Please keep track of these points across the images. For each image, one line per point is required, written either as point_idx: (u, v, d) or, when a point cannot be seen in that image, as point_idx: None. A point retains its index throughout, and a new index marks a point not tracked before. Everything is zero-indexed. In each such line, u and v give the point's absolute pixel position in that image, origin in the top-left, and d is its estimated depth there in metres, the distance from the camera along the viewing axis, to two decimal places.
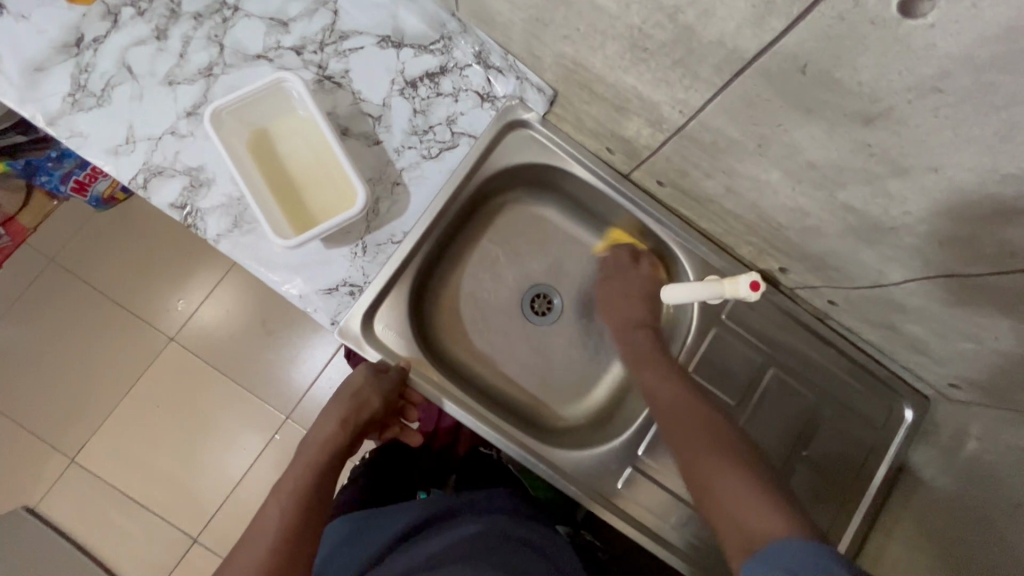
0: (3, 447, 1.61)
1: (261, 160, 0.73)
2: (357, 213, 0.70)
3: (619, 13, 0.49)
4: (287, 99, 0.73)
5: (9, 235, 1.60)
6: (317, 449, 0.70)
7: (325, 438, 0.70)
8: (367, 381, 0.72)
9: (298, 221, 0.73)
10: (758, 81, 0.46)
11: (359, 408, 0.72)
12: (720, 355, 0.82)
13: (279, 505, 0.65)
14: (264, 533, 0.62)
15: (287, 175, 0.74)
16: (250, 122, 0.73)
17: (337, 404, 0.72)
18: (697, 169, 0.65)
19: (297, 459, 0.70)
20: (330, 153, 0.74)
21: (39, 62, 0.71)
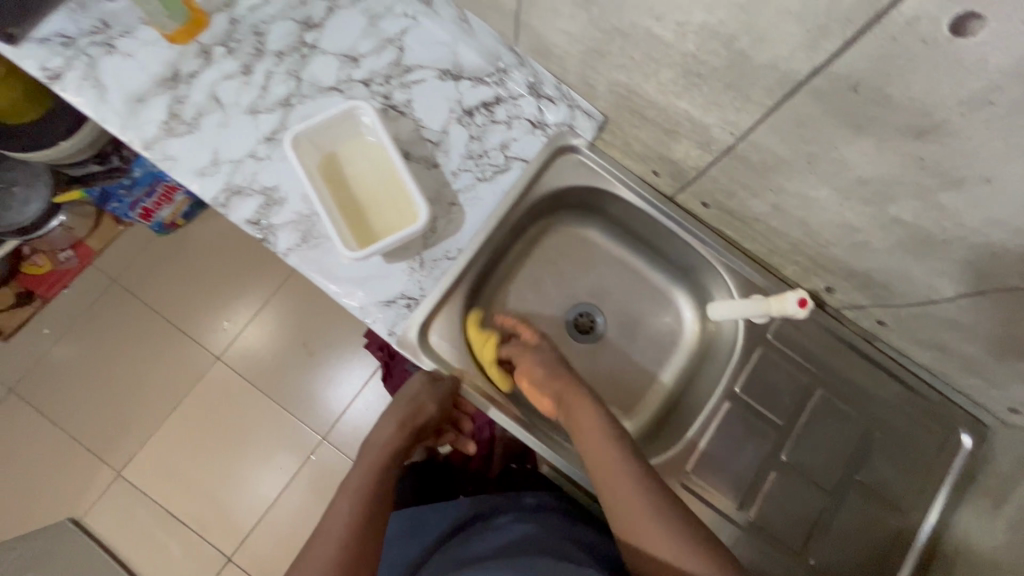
0: (53, 458, 1.67)
1: (332, 180, 0.80)
2: (418, 229, 0.75)
3: (675, 42, 0.53)
4: (358, 126, 0.80)
5: (78, 256, 1.73)
6: (379, 449, 0.76)
7: (386, 441, 0.76)
8: (426, 387, 0.78)
9: (362, 237, 0.78)
10: (810, 101, 0.49)
11: (418, 410, 0.77)
12: (768, 375, 0.81)
13: (347, 500, 0.69)
14: (335, 530, 0.66)
15: (355, 195, 0.80)
16: (323, 146, 0.80)
17: (396, 408, 0.78)
18: (744, 189, 0.67)
19: (360, 460, 0.75)
20: (393, 175, 0.80)
21: (139, 94, 0.80)
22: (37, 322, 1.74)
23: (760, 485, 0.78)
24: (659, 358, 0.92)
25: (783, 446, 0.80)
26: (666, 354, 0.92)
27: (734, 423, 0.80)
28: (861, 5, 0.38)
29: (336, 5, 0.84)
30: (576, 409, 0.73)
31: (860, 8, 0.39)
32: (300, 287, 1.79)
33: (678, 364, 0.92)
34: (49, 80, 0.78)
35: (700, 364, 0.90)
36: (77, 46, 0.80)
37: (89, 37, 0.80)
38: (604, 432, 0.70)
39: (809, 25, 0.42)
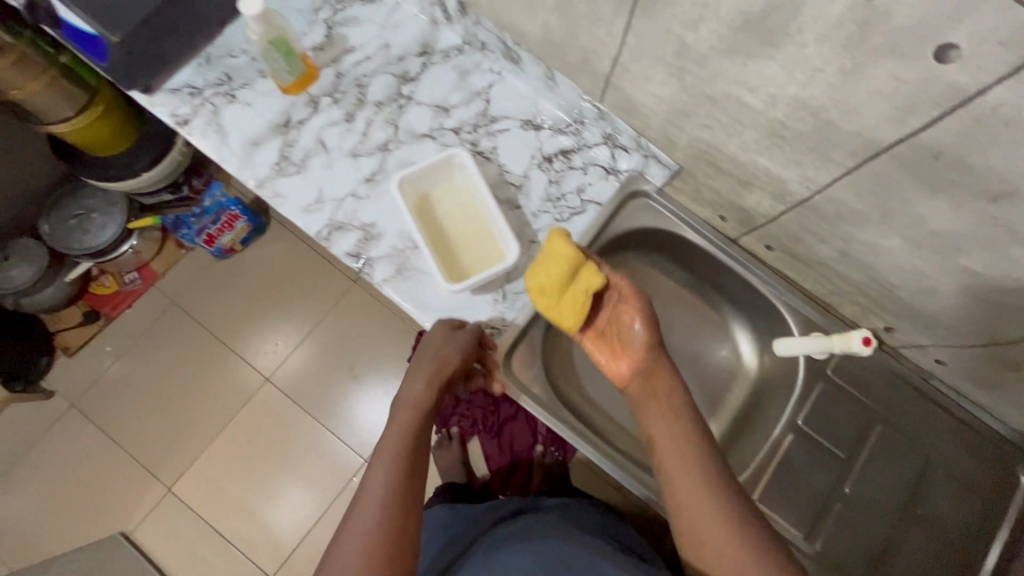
0: (108, 473, 1.73)
1: (427, 218, 0.88)
2: (507, 268, 0.82)
3: (765, 110, 0.60)
4: (452, 171, 0.88)
5: (142, 277, 1.83)
6: (409, 408, 0.73)
7: (416, 398, 0.74)
8: (447, 337, 0.78)
9: (452, 271, 0.86)
10: (891, 165, 0.55)
11: (445, 363, 0.76)
12: (829, 410, 0.85)
13: (384, 461, 0.66)
14: (376, 491, 0.63)
15: (448, 233, 0.88)
16: (420, 188, 0.88)
17: (423, 364, 0.76)
18: (813, 236, 0.73)
19: (391, 420, 0.72)
20: (482, 216, 0.88)
21: (255, 139, 0.89)
22: (99, 340, 1.82)
23: (823, 516, 0.82)
24: (719, 390, 0.97)
25: (845, 478, 0.83)
26: (724, 386, 0.97)
27: (796, 455, 0.84)
28: (949, 92, 0.45)
29: (429, 61, 0.93)
30: (660, 382, 0.71)
31: (949, 94, 0.45)
32: (348, 313, 1.86)
33: (737, 396, 0.96)
34: (178, 125, 0.88)
35: (758, 396, 0.94)
36: (203, 95, 0.90)
37: (214, 88, 0.90)
38: (683, 415, 0.68)
39: (897, 105, 0.49)
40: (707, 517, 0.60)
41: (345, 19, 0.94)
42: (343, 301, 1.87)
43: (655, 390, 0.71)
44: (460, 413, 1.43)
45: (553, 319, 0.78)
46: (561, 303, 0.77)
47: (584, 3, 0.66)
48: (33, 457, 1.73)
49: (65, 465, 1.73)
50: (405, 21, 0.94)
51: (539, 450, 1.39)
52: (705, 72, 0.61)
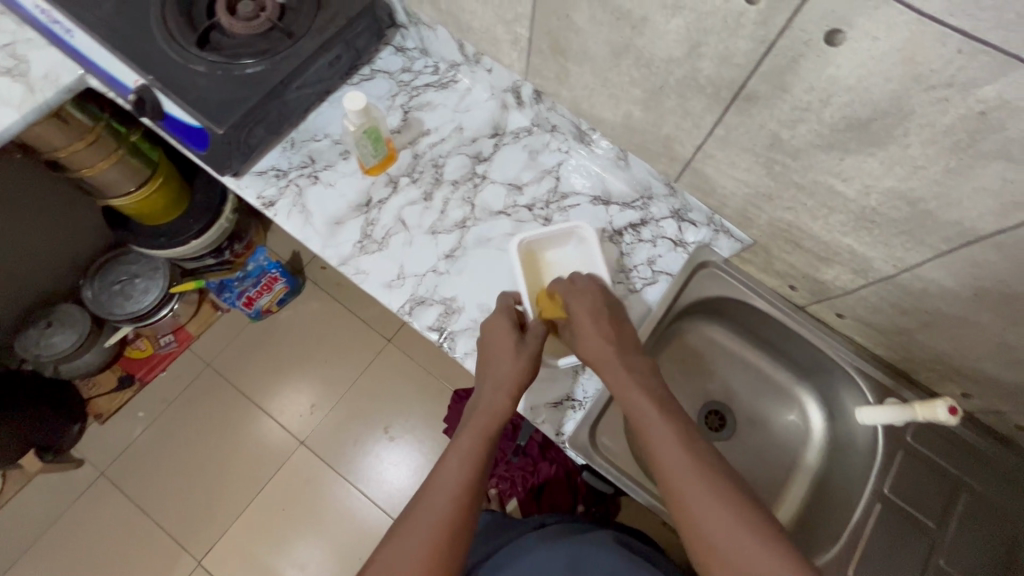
0: (134, 546, 1.66)
1: (536, 275, 0.88)
2: None
3: (857, 197, 0.64)
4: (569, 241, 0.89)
5: (177, 340, 1.83)
6: (489, 416, 0.73)
7: (496, 409, 0.74)
8: (518, 347, 0.77)
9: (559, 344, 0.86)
10: (991, 251, 0.58)
11: (520, 376, 0.76)
12: (914, 477, 0.85)
13: (457, 465, 0.69)
14: (446, 491, 0.66)
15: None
16: (535, 250, 0.89)
17: (505, 377, 0.75)
18: (894, 308, 0.76)
19: (471, 421, 0.73)
20: None
21: (338, 218, 0.93)
22: (132, 405, 1.79)
23: None
24: (792, 455, 0.97)
25: (938, 549, 0.82)
26: (797, 452, 0.97)
27: (886, 524, 0.83)
28: None
29: (500, 141, 0.99)
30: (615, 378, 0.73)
31: None
32: (383, 372, 1.86)
33: (811, 462, 0.96)
34: (265, 207, 0.92)
35: (834, 462, 0.93)
36: (289, 177, 0.94)
37: (299, 170, 0.95)
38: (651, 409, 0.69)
39: (1003, 201, 0.53)
40: (710, 509, 0.60)
41: (419, 104, 1.00)
42: (378, 360, 1.87)
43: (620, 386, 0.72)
44: (498, 475, 1.39)
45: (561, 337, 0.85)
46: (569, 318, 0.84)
47: (674, 99, 0.71)
48: (57, 532, 1.66)
49: (91, 539, 1.66)
50: (475, 104, 1.01)
51: (582, 508, 1.41)
52: (796, 162, 0.66)
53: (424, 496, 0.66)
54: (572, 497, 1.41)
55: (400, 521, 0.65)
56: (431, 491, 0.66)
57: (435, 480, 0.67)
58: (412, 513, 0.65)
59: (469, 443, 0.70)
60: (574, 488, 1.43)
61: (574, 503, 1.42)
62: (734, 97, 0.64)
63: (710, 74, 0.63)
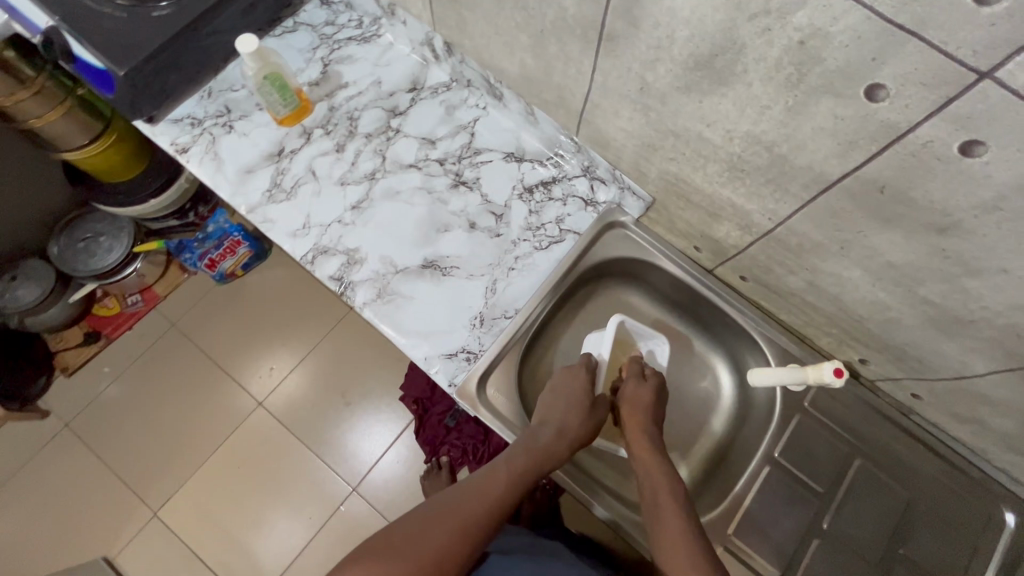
0: (95, 494, 1.72)
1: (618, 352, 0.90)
2: None
3: (722, 144, 0.63)
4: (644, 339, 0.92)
5: (144, 300, 1.87)
6: (542, 450, 0.75)
7: (550, 447, 0.76)
8: (589, 410, 0.80)
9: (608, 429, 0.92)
10: (842, 198, 0.57)
11: (581, 431, 0.79)
12: (807, 442, 0.85)
13: (506, 477, 0.72)
14: (489, 494, 0.70)
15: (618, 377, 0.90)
16: (621, 334, 0.90)
17: (563, 423, 0.78)
18: (781, 266, 0.75)
19: (527, 446, 0.76)
20: None
21: (249, 167, 0.93)
22: (98, 361, 1.84)
23: (802, 552, 0.81)
24: (701, 422, 0.95)
25: (823, 514, 0.82)
26: (707, 418, 0.95)
27: (773, 488, 0.84)
28: (884, 129, 0.47)
29: (417, 96, 0.98)
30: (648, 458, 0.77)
31: (884, 131, 0.47)
32: (343, 339, 1.88)
33: (719, 431, 0.95)
34: (177, 153, 0.93)
35: (739, 431, 0.92)
36: (203, 126, 0.95)
37: (213, 119, 0.95)
38: (673, 487, 0.73)
39: (840, 140, 0.51)
40: None
41: (340, 57, 1.00)
42: (338, 327, 1.90)
43: (647, 465, 0.76)
44: None
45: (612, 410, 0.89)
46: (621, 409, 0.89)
47: (555, 44, 0.70)
48: (22, 478, 1.72)
49: (55, 487, 1.72)
50: (396, 60, 1.00)
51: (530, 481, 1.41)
52: (667, 107, 0.64)
53: (470, 486, 0.71)
54: None
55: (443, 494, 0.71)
56: (477, 486, 0.71)
57: (478, 484, 0.71)
58: (454, 493, 0.70)
59: (520, 464, 0.74)
60: None
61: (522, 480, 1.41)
62: (600, 38, 0.62)
63: (576, 13, 0.62)
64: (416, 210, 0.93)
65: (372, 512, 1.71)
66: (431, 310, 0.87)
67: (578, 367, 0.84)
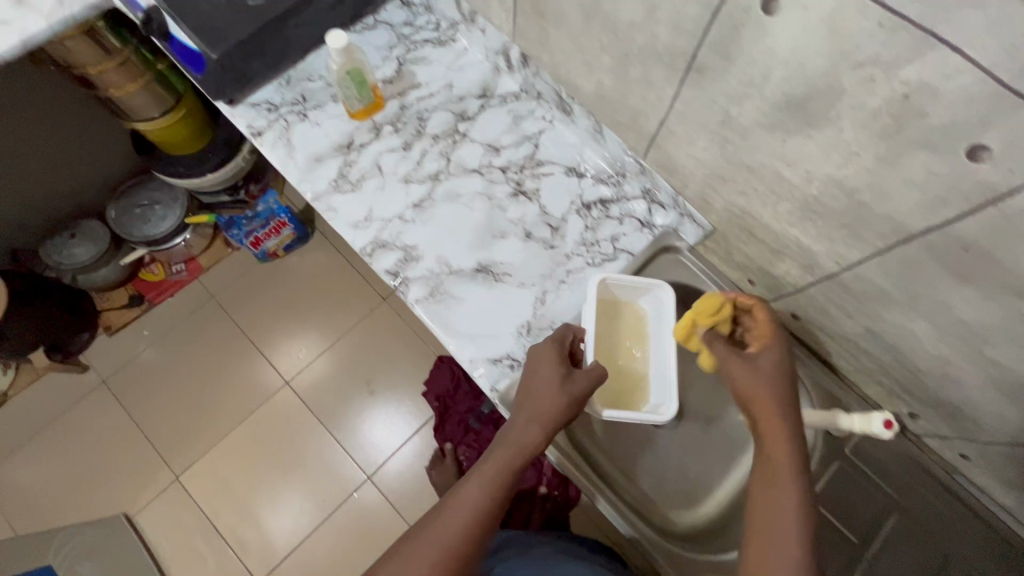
0: (123, 451, 1.78)
1: (609, 319, 0.87)
2: (666, 418, 0.78)
3: (800, 184, 0.63)
4: (643, 295, 0.87)
5: (188, 269, 1.93)
6: (517, 449, 0.71)
7: (524, 444, 0.71)
8: (563, 383, 0.74)
9: (610, 398, 0.82)
10: (920, 251, 0.57)
11: (558, 416, 0.72)
12: (846, 489, 0.84)
13: (478, 489, 0.68)
14: (461, 514, 0.66)
15: (619, 345, 0.85)
16: (609, 296, 0.87)
17: (536, 411, 0.72)
18: (840, 310, 0.74)
19: (499, 446, 0.72)
20: (642, 345, 0.86)
21: (319, 156, 0.96)
22: (138, 324, 1.90)
23: None
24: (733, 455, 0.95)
25: (856, 564, 0.81)
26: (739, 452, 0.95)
27: None
28: (980, 189, 0.47)
29: (486, 103, 1.00)
30: (778, 444, 0.61)
31: (979, 191, 0.47)
32: (373, 327, 1.92)
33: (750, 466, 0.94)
34: (252, 136, 0.97)
35: None
36: (279, 112, 0.98)
37: (289, 106, 0.99)
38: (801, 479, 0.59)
39: (929, 194, 0.51)
40: None
41: (415, 58, 1.02)
42: (370, 316, 1.93)
43: (776, 445, 0.61)
44: None
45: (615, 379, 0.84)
46: (620, 381, 0.83)
47: (638, 68, 0.71)
48: (56, 428, 1.79)
49: (87, 440, 1.79)
50: (469, 65, 1.02)
51: (543, 490, 1.41)
52: (746, 142, 0.65)
53: (439, 509, 0.68)
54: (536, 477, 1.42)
55: (417, 525, 0.67)
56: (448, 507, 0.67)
57: (452, 502, 0.68)
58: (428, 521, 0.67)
59: (491, 467, 0.70)
60: (538, 478, 1.43)
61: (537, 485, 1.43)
62: (688, 68, 0.63)
63: (666, 42, 0.63)
64: (475, 213, 0.94)
65: (385, 502, 1.73)
66: (481, 313, 0.89)
67: (547, 341, 0.79)
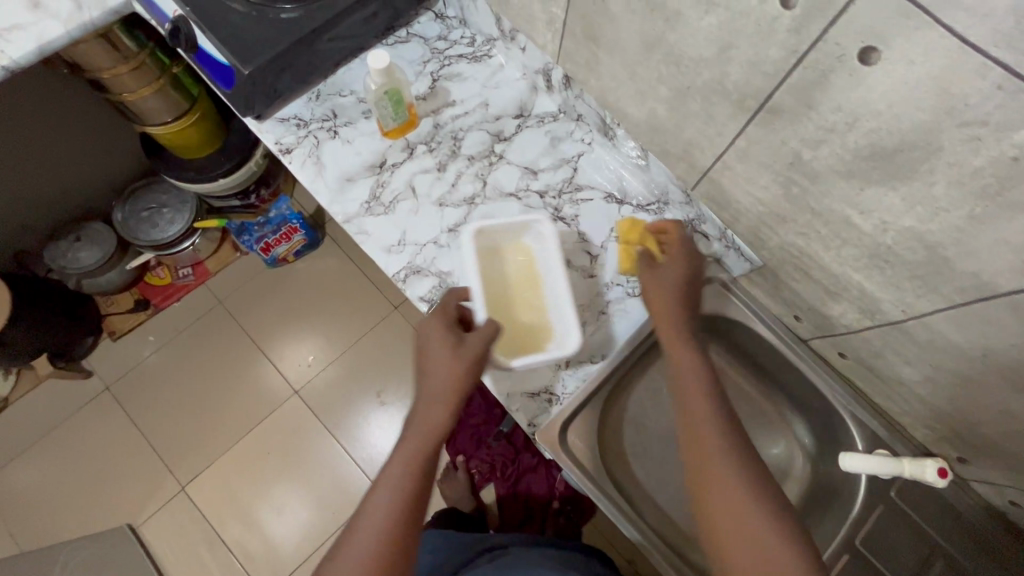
0: (126, 460, 1.73)
1: (490, 267, 0.86)
2: (568, 351, 0.79)
3: (873, 233, 0.60)
4: (524, 233, 0.87)
5: (195, 274, 1.88)
6: (424, 436, 0.68)
7: (430, 428, 0.68)
8: (457, 351, 0.71)
9: (512, 346, 0.82)
10: (1003, 310, 0.55)
11: (456, 387, 0.70)
12: (890, 532, 0.82)
13: (390, 491, 0.64)
14: (377, 523, 0.63)
15: (507, 289, 0.86)
16: (488, 242, 0.87)
17: (436, 390, 0.69)
18: (897, 355, 0.72)
19: (406, 438, 0.68)
20: (534, 287, 0.86)
21: (350, 176, 0.93)
22: (143, 329, 1.85)
23: None
24: None
25: None
26: None
27: None
28: None
29: (523, 123, 0.97)
30: (686, 368, 0.68)
31: None
32: (383, 336, 1.88)
33: None
34: (281, 153, 0.93)
35: (812, 508, 0.89)
36: (309, 128, 0.94)
37: (319, 123, 0.95)
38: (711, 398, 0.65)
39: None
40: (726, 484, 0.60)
41: (449, 74, 0.99)
42: (381, 325, 1.89)
43: (685, 374, 0.68)
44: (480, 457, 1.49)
45: (509, 326, 0.83)
46: (511, 327, 0.83)
47: (699, 102, 0.68)
48: (58, 436, 1.74)
49: (89, 449, 1.74)
50: (505, 83, 0.98)
51: (556, 504, 1.45)
52: (815, 187, 0.62)
53: (355, 523, 0.64)
54: (548, 490, 1.46)
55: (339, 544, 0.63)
56: (363, 517, 0.63)
57: (368, 512, 0.64)
58: (350, 537, 0.63)
59: (403, 462, 0.67)
60: (552, 490, 1.46)
61: (549, 499, 1.46)
62: (759, 108, 0.60)
63: (737, 80, 0.60)
64: None
65: None
66: None
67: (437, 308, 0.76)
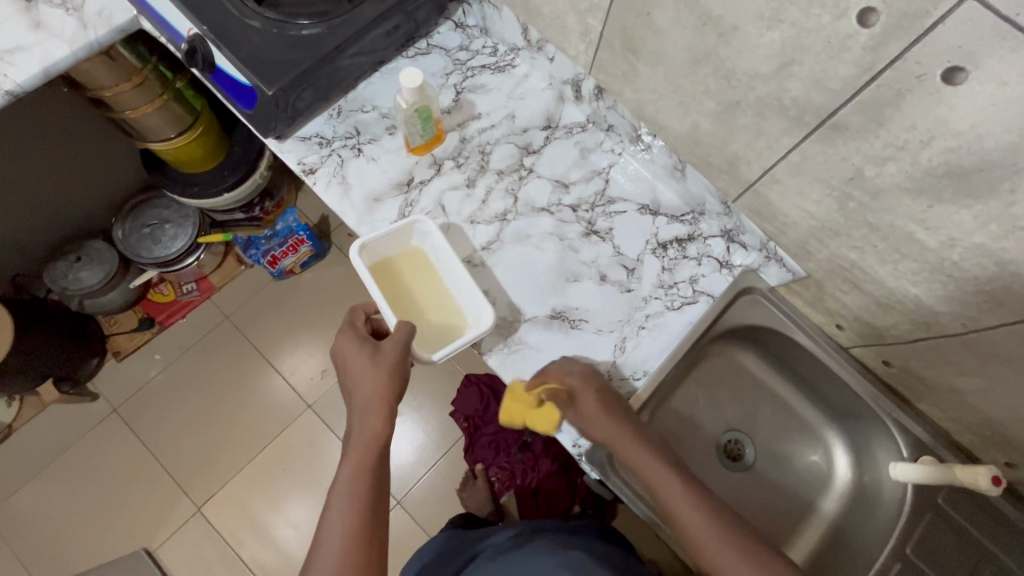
0: (138, 484, 1.69)
1: (393, 279, 0.87)
2: (483, 330, 0.80)
3: (937, 248, 0.60)
4: (410, 236, 0.87)
5: (199, 289, 1.82)
6: (364, 449, 0.74)
7: (369, 440, 0.75)
8: (377, 362, 0.76)
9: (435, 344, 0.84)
10: None
11: (383, 394, 0.76)
12: (938, 542, 0.81)
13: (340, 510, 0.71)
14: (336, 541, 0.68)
15: (416, 294, 0.87)
16: (384, 256, 0.87)
17: (365, 401, 0.76)
18: (950, 365, 0.72)
19: (347, 456, 0.75)
20: (437, 283, 0.87)
21: (377, 196, 0.90)
22: (149, 347, 1.80)
23: None
24: (812, 496, 0.92)
25: None
26: (817, 494, 0.92)
27: None
28: None
29: (551, 135, 0.94)
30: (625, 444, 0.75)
31: None
32: None
33: (827, 513, 0.91)
34: (304, 174, 0.90)
35: (857, 514, 0.89)
36: (332, 147, 0.91)
37: (343, 141, 0.92)
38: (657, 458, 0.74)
39: None
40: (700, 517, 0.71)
41: (473, 86, 0.96)
42: None
43: (629, 448, 0.75)
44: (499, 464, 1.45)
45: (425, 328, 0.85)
46: (427, 328, 0.85)
47: (749, 116, 0.66)
48: (67, 461, 1.70)
49: (100, 474, 1.70)
50: (530, 93, 0.96)
51: (577, 509, 1.41)
52: (874, 202, 0.61)
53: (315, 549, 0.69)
54: (570, 498, 1.41)
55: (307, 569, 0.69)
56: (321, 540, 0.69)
57: (325, 534, 0.69)
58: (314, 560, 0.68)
59: (348, 477, 0.73)
60: (573, 494, 1.42)
61: (571, 503, 1.42)
62: (820, 124, 0.59)
63: (797, 96, 0.59)
64: (546, 255, 0.89)
65: None
66: None
67: (346, 327, 0.81)
